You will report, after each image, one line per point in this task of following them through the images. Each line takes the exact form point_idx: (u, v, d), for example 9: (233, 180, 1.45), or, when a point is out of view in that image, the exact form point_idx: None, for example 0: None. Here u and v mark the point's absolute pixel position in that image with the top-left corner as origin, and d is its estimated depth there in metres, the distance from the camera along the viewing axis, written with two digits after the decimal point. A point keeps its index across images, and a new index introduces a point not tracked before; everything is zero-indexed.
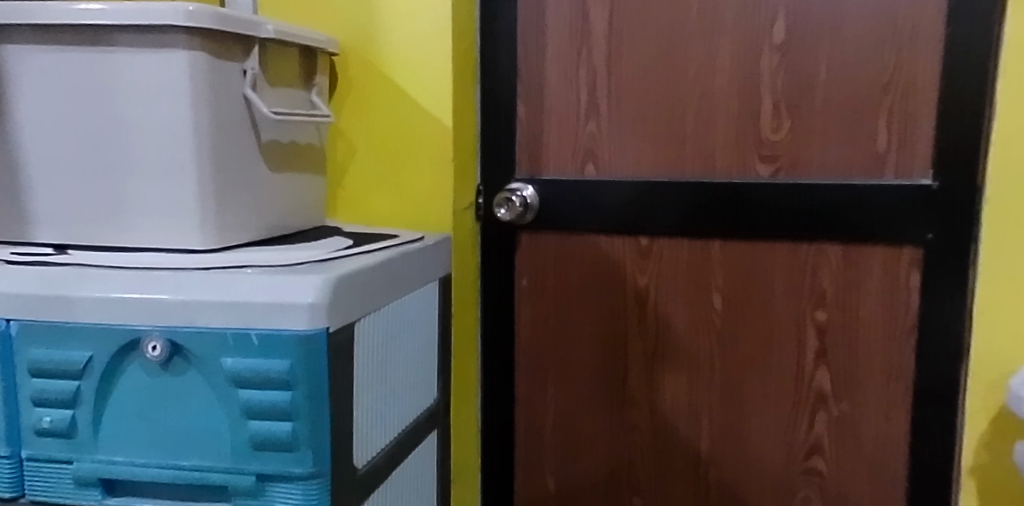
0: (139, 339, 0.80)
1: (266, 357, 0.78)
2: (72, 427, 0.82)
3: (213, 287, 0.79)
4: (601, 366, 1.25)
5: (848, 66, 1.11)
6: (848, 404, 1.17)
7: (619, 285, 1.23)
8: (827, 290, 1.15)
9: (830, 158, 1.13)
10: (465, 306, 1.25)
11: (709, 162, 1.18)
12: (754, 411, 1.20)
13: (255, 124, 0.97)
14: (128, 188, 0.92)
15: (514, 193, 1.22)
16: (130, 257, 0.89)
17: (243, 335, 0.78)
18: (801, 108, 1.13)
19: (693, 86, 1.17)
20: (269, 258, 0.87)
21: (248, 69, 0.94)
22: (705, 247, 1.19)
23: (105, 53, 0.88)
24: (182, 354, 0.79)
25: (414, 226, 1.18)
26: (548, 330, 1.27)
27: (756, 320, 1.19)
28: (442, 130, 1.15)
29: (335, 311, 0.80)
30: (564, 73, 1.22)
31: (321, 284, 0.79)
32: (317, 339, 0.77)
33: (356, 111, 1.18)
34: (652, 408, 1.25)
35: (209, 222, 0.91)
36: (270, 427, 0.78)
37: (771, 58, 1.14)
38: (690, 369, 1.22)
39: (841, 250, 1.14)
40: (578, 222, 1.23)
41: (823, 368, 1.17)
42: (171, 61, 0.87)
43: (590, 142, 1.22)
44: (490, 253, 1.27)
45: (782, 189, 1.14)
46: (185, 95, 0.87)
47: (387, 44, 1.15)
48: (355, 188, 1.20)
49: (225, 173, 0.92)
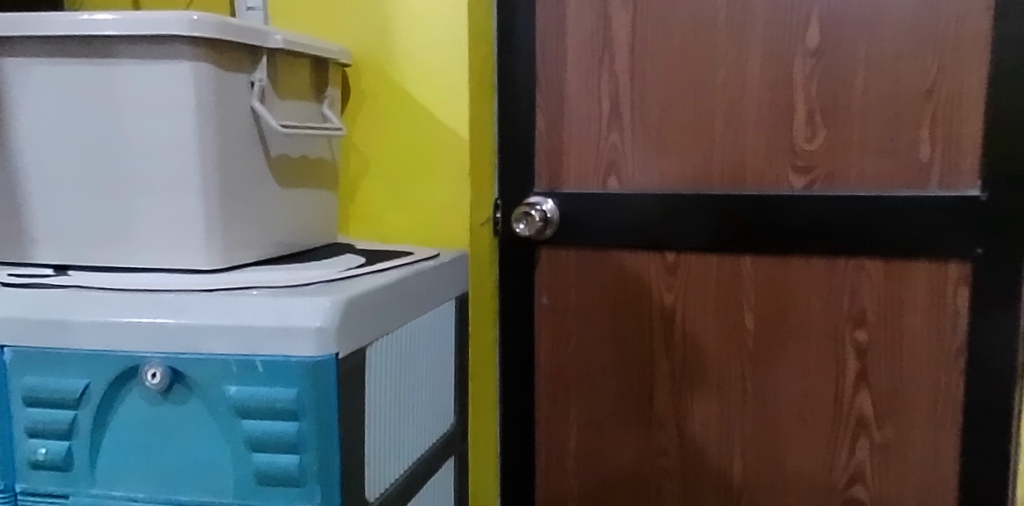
0: (139, 366, 0.75)
1: (270, 386, 0.73)
2: (67, 461, 0.77)
3: (217, 309, 0.75)
4: (626, 388, 1.20)
5: (887, 70, 1.04)
6: (892, 431, 1.09)
7: (645, 303, 1.18)
8: (868, 309, 1.08)
9: (870, 167, 1.06)
10: (483, 325, 1.19)
11: (739, 173, 1.12)
12: (788, 436, 1.13)
13: (263, 138, 0.93)
14: (130, 204, 0.87)
15: (533, 208, 1.18)
16: (130, 278, 0.84)
17: (247, 362, 0.73)
18: (838, 117, 1.07)
19: (721, 95, 1.11)
20: (277, 279, 0.83)
21: (256, 80, 0.90)
22: (736, 263, 1.13)
23: (108, 65, 0.84)
24: (183, 382, 0.75)
25: (429, 241, 1.13)
26: (570, 351, 1.21)
27: (790, 339, 1.12)
28: (458, 141, 1.10)
29: (345, 335, 0.75)
30: (584, 82, 1.17)
31: (330, 306, 0.74)
32: (326, 365, 0.73)
33: (368, 124, 1.14)
34: (681, 433, 1.18)
35: (215, 241, 0.87)
36: (275, 460, 0.73)
37: (804, 63, 1.07)
38: (721, 392, 1.16)
39: (883, 265, 1.07)
40: (601, 238, 1.17)
41: (865, 391, 1.10)
42: (173, 74, 0.83)
43: (613, 154, 1.17)
44: (509, 270, 1.22)
45: (816, 202, 1.08)
46: (189, 110, 0.84)
47: (401, 54, 1.11)
48: (368, 204, 1.15)
49: (230, 190, 0.88)
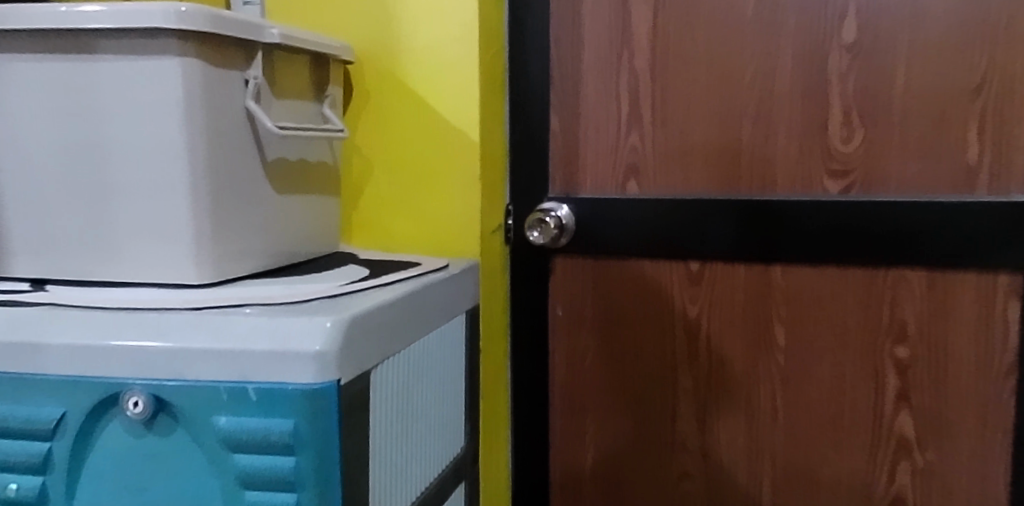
0: (119, 394, 0.68)
1: (264, 417, 0.66)
2: (42, 497, 0.70)
3: (206, 331, 0.68)
4: (647, 406, 1.12)
5: (931, 66, 0.97)
6: (936, 454, 1.02)
7: (666, 316, 1.10)
8: (909, 323, 1.01)
9: (911, 171, 0.99)
10: (494, 339, 1.12)
11: (769, 177, 1.04)
12: (822, 460, 1.06)
13: (258, 141, 0.85)
14: (112, 213, 0.80)
15: (547, 214, 1.10)
16: (113, 294, 0.77)
17: (238, 389, 0.66)
18: (876, 117, 0.99)
19: (750, 93, 1.04)
20: (272, 295, 0.76)
21: (251, 78, 0.83)
22: (765, 273, 1.06)
23: (88, 61, 0.77)
24: (168, 411, 0.68)
25: (437, 250, 1.05)
26: (586, 367, 1.14)
27: (824, 356, 1.05)
28: (468, 144, 1.03)
29: (347, 360, 0.68)
30: (602, 80, 1.10)
31: (330, 327, 0.67)
32: (327, 393, 0.66)
33: (372, 125, 1.06)
34: (705, 455, 1.11)
35: (205, 254, 0.80)
36: (270, 499, 0.67)
37: (840, 58, 1.00)
38: (749, 411, 1.08)
39: (925, 276, 0.99)
40: (619, 247, 1.10)
41: (905, 411, 1.02)
42: (159, 71, 0.76)
43: (633, 157, 1.09)
44: (521, 279, 1.15)
45: (853, 208, 1.00)
46: (177, 111, 0.76)
47: (407, 51, 1.04)
48: (372, 211, 1.08)
49: (221, 197, 0.80)
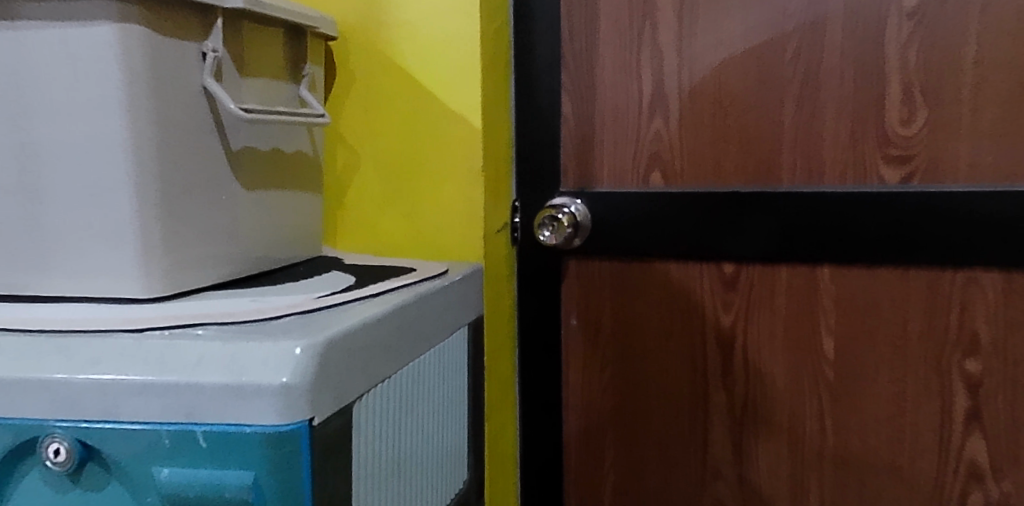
0: (37, 439, 0.54)
1: (217, 468, 0.52)
2: None
3: (143, 359, 0.54)
4: (675, 428, 0.99)
5: (1007, 36, 0.83)
6: (1014, 485, 0.88)
7: (697, 326, 0.97)
8: (982, 333, 0.87)
9: (984, 157, 0.85)
10: (501, 353, 0.98)
11: (816, 166, 0.91)
12: (879, 490, 0.92)
13: (220, 126, 0.72)
14: (41, 213, 0.66)
15: (560, 210, 0.96)
16: (42, 311, 0.64)
17: (185, 433, 0.52)
18: (942, 96, 0.86)
19: (793, 70, 0.90)
20: (234, 312, 0.62)
21: (209, 51, 0.69)
22: (812, 276, 0.92)
23: (9, 29, 0.63)
24: (98, 460, 0.54)
25: (434, 253, 0.92)
26: (605, 384, 1.00)
27: (880, 371, 0.91)
28: (469, 130, 0.89)
29: (323, 393, 0.54)
30: (621, 57, 0.96)
31: (300, 353, 0.53)
32: (295, 437, 0.52)
33: (358, 111, 0.93)
34: (741, 484, 0.97)
35: (155, 261, 0.66)
36: None
37: (899, 28, 0.86)
38: (793, 434, 0.95)
39: (1001, 279, 0.86)
40: (643, 247, 0.96)
41: (977, 435, 0.88)
42: (93, 40, 0.62)
43: (657, 145, 0.96)
44: (530, 286, 1.01)
45: (916, 200, 0.86)
46: (113, 88, 0.63)
47: (397, 24, 0.90)
48: (359, 208, 0.94)
49: (173, 193, 0.67)
